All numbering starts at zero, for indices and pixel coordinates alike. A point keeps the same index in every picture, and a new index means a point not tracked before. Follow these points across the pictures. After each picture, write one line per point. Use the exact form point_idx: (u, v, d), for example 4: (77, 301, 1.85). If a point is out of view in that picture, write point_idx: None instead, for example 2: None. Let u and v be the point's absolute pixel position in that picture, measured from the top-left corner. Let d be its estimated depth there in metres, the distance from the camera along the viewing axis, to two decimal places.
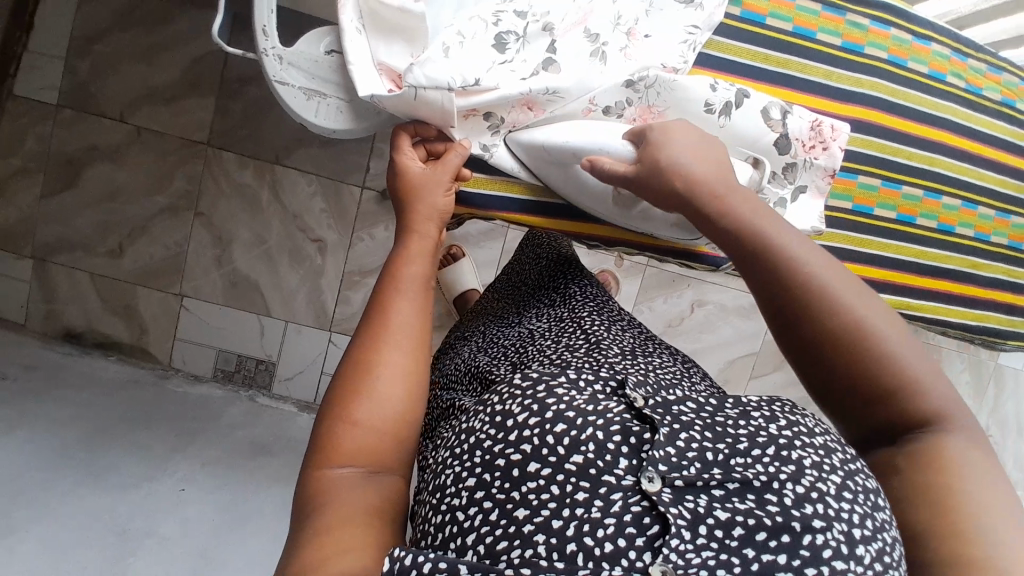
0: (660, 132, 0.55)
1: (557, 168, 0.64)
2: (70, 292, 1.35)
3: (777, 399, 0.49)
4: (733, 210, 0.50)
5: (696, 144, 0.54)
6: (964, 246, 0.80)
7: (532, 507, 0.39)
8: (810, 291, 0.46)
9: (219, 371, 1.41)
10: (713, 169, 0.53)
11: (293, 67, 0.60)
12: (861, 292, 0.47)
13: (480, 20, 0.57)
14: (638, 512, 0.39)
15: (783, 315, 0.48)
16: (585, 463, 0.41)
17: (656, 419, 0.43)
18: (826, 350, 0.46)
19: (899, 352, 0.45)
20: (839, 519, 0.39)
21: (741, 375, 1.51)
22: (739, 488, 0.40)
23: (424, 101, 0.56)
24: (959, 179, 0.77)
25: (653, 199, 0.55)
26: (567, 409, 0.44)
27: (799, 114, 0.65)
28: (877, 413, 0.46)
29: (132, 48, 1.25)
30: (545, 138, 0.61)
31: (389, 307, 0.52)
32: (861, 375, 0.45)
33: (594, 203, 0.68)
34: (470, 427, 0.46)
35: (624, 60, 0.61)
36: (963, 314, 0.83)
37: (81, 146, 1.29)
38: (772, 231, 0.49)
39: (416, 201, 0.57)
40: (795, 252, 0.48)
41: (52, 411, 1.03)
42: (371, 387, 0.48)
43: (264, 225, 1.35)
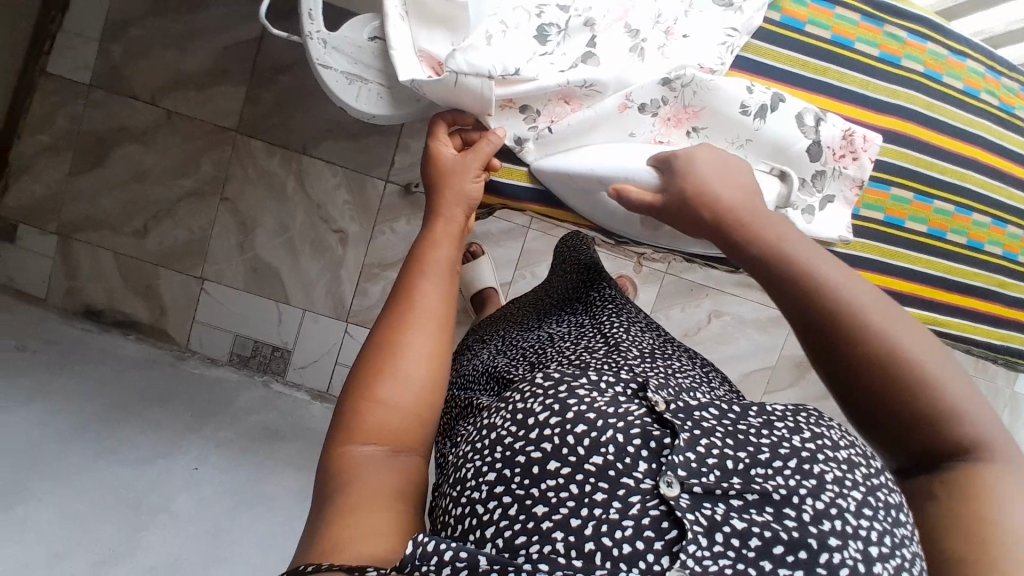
0: (682, 160, 0.56)
1: (579, 192, 0.65)
2: (93, 271, 1.37)
3: (803, 409, 0.46)
4: (756, 229, 0.49)
5: (719, 166, 0.55)
6: (992, 264, 0.79)
7: (551, 505, 0.39)
8: (842, 320, 0.44)
9: (235, 357, 1.42)
10: (737, 194, 0.52)
11: (337, 52, 0.61)
12: (884, 302, 0.45)
13: (524, 10, 0.58)
14: (657, 516, 0.38)
15: (818, 347, 0.45)
16: (604, 465, 0.40)
17: (677, 424, 0.42)
18: (847, 356, 0.44)
19: (932, 368, 0.42)
20: (856, 537, 0.37)
21: (755, 388, 1.49)
22: (758, 499, 0.39)
23: (464, 88, 0.56)
24: (989, 197, 0.76)
25: (679, 221, 0.54)
26: (588, 410, 0.43)
27: (833, 123, 0.65)
28: (915, 439, 0.42)
29: (168, 34, 1.28)
30: (559, 163, 0.63)
31: (415, 290, 0.52)
32: (902, 400, 0.42)
33: (616, 223, 0.70)
34: (492, 422, 0.46)
35: (662, 58, 0.61)
36: (988, 333, 0.81)
37: (113, 127, 1.31)
38: (794, 241, 0.48)
39: (444, 185, 0.57)
40: (823, 278, 0.45)
41: (71, 386, 1.04)
42: (396, 367, 0.48)
43: (289, 213, 1.37)
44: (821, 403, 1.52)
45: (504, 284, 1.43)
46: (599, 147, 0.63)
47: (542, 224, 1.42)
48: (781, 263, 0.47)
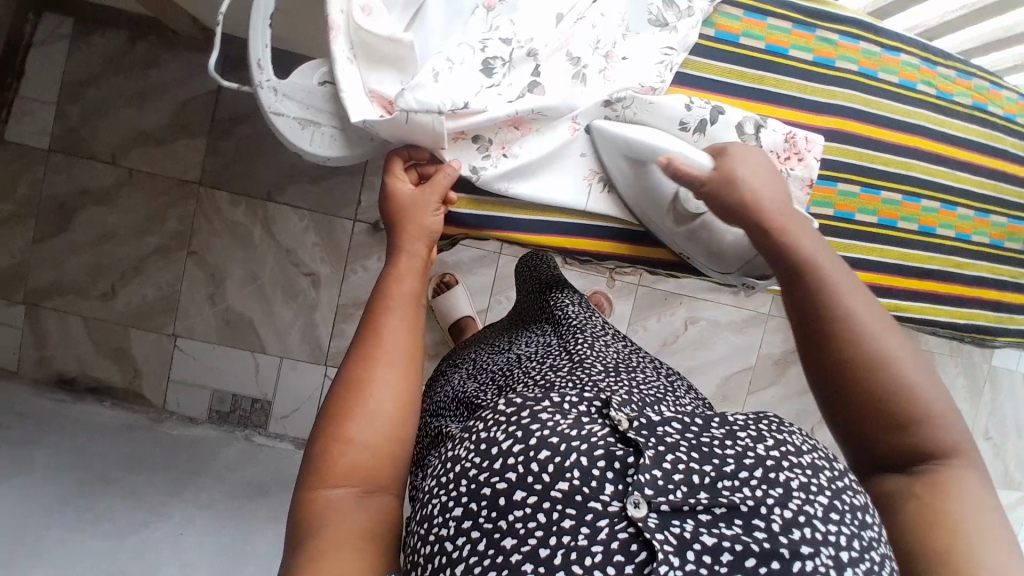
0: (738, 153, 0.60)
1: (627, 163, 0.65)
2: (62, 337, 1.34)
3: (764, 416, 0.47)
4: (788, 229, 0.55)
5: (767, 170, 0.60)
6: (947, 247, 0.81)
7: (519, 536, 0.39)
8: (837, 320, 0.48)
9: (214, 413, 1.39)
10: (776, 195, 0.58)
11: (288, 99, 0.61)
12: (883, 314, 0.49)
13: (467, 47, 0.59)
14: (625, 539, 0.38)
15: (812, 338, 0.49)
16: (570, 490, 0.40)
17: (641, 442, 0.42)
18: (833, 352, 0.48)
19: (912, 378, 0.46)
20: (826, 544, 0.38)
21: (738, 390, 1.51)
22: (726, 513, 0.39)
23: (416, 125, 0.58)
24: (938, 183, 0.79)
25: (720, 208, 0.59)
26: (550, 434, 0.43)
27: (774, 128, 0.67)
28: (890, 440, 0.45)
29: (124, 93, 1.27)
30: (625, 131, 0.63)
31: (382, 328, 0.52)
32: (874, 400, 0.46)
33: (648, 211, 0.70)
34: (456, 455, 0.46)
35: (603, 82, 0.65)
36: (948, 313, 0.83)
37: (74, 190, 1.30)
38: (813, 247, 0.53)
39: (405, 222, 0.58)
40: (835, 284, 0.50)
41: (47, 460, 1.01)
42: (365, 405, 0.48)
43: (258, 261, 1.36)
44: (804, 399, 1.54)
45: (481, 311, 1.43)
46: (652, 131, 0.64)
47: (513, 249, 1.44)
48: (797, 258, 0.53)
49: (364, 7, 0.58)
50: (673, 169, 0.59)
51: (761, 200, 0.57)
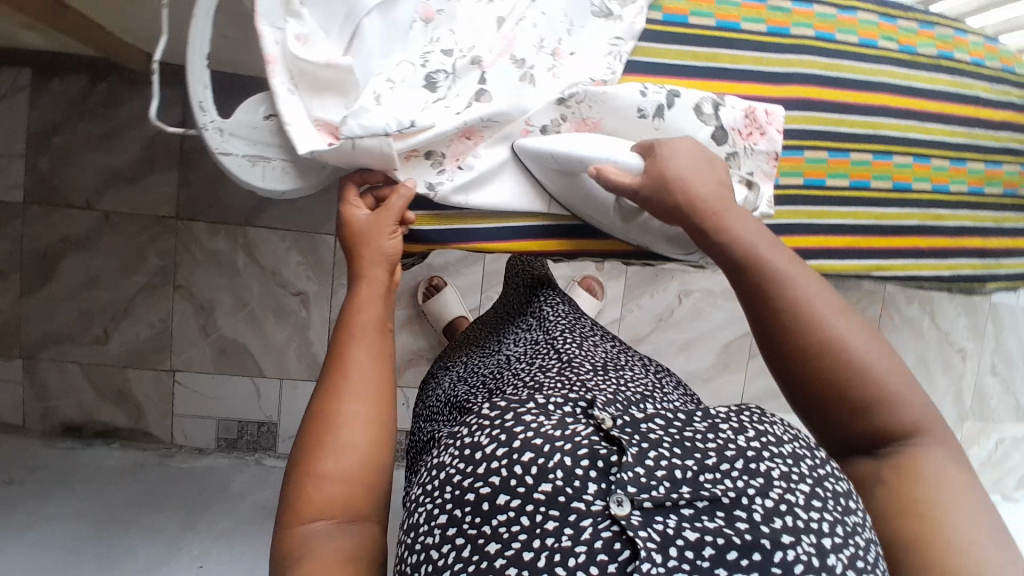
0: (666, 148, 0.58)
1: (558, 175, 0.64)
2: (63, 385, 1.34)
3: (746, 408, 0.47)
4: (727, 219, 0.54)
5: (699, 158, 0.58)
6: (923, 201, 0.79)
7: (503, 541, 0.39)
8: (784, 310, 0.48)
9: (222, 442, 1.39)
10: (712, 184, 0.56)
11: (235, 137, 0.60)
12: (833, 298, 0.49)
13: (407, 64, 0.58)
14: (609, 538, 0.37)
15: (765, 331, 0.50)
16: (553, 492, 0.39)
17: (624, 440, 0.41)
18: (785, 345, 0.48)
19: (865, 361, 0.46)
20: (807, 531, 0.38)
21: (739, 356, 1.51)
22: (708, 506, 0.38)
23: (363, 150, 0.57)
24: (906, 138, 0.77)
25: (660, 210, 0.58)
26: (534, 436, 0.42)
27: (732, 105, 0.66)
28: (861, 424, 0.47)
29: (90, 136, 1.26)
30: (551, 145, 0.61)
31: (346, 355, 0.53)
32: (829, 388, 0.46)
33: (593, 214, 0.68)
34: (442, 461, 0.46)
35: (553, 79, 0.63)
36: (934, 267, 0.82)
37: (54, 239, 1.30)
38: (756, 239, 0.52)
39: (364, 249, 0.58)
40: (780, 274, 0.50)
41: (60, 527, 1.04)
42: (334, 437, 0.49)
43: (245, 287, 1.36)
44: None
45: (473, 309, 1.43)
46: (575, 139, 0.63)
47: None
48: (740, 252, 0.52)
49: (300, 35, 0.56)
50: (605, 180, 0.59)
51: (698, 199, 0.55)
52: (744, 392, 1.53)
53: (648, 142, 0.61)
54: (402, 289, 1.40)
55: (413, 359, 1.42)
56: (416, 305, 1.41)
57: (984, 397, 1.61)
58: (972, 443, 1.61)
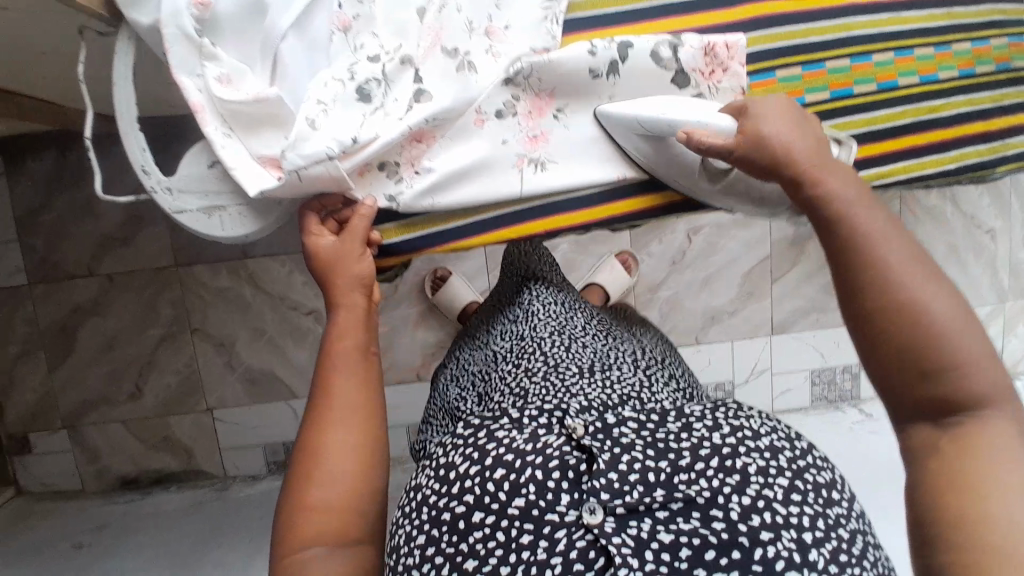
0: (760, 107, 0.54)
1: (645, 140, 0.61)
2: (112, 445, 1.39)
3: (725, 403, 0.52)
4: (822, 178, 0.49)
5: (796, 120, 0.53)
6: (914, 96, 0.72)
7: (482, 557, 0.44)
8: (863, 264, 0.45)
9: (272, 465, 1.42)
10: (810, 144, 0.51)
11: (185, 193, 0.59)
12: (921, 258, 0.45)
13: (336, 80, 0.55)
14: (583, 547, 0.42)
15: (846, 284, 0.46)
16: (526, 506, 0.44)
17: (595, 450, 0.46)
18: (867, 300, 0.45)
19: (953, 330, 0.43)
20: (787, 527, 0.43)
21: (761, 283, 1.47)
22: (683, 506, 0.44)
23: (311, 179, 0.54)
24: (885, 32, 0.70)
25: (755, 172, 0.53)
26: (506, 452, 0.47)
27: (691, 43, 0.61)
28: (918, 390, 0.43)
29: (72, 206, 1.27)
30: (636, 110, 0.59)
31: (331, 387, 0.53)
32: (911, 348, 0.43)
33: (676, 179, 0.62)
34: (419, 483, 0.52)
35: (493, 61, 0.59)
36: (934, 163, 0.72)
37: (67, 311, 1.32)
38: (854, 198, 0.48)
39: (336, 277, 0.57)
40: (871, 233, 0.46)
41: None
42: (320, 469, 0.50)
43: (257, 317, 1.37)
44: None
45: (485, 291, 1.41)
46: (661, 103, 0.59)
47: None
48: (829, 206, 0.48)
49: (222, 77, 0.54)
50: (696, 143, 0.54)
51: (793, 154, 0.50)
52: (774, 316, 1.49)
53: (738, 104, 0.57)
54: (409, 286, 1.39)
55: (437, 352, 1.42)
56: (426, 299, 1.40)
57: None
58: (1015, 322, 1.56)
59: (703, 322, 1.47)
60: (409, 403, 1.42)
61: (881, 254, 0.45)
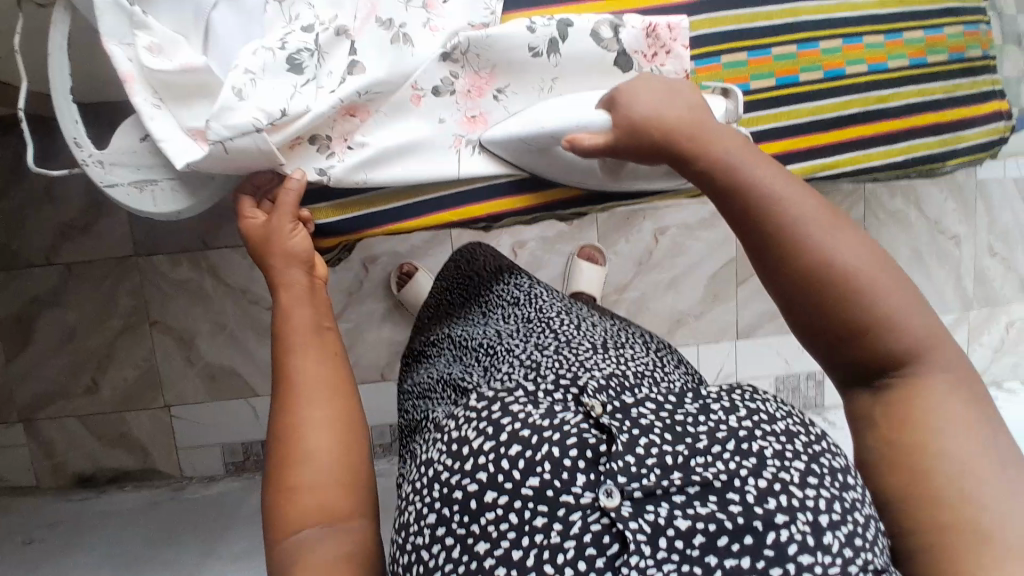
0: (627, 94, 0.55)
1: (535, 153, 0.60)
2: (67, 440, 1.36)
3: (738, 386, 0.51)
4: (710, 141, 0.50)
5: (664, 93, 0.54)
6: (863, 85, 0.72)
7: (493, 539, 0.43)
8: (772, 230, 0.47)
9: (231, 465, 1.40)
10: (685, 112, 0.53)
11: (116, 166, 0.57)
12: (823, 214, 0.47)
13: (265, 49, 0.53)
14: (598, 531, 0.41)
15: (763, 253, 0.48)
16: (541, 486, 0.43)
17: (614, 429, 0.45)
18: (795, 267, 0.46)
19: (871, 283, 0.45)
20: (802, 510, 0.42)
21: (728, 284, 1.48)
22: (701, 490, 0.42)
23: (238, 151, 0.53)
24: (833, 19, 0.70)
25: (641, 155, 0.54)
26: (522, 428, 0.46)
27: (632, 24, 0.61)
28: (848, 345, 0.47)
29: (30, 194, 1.24)
30: (518, 129, 0.59)
31: (291, 366, 0.51)
32: (838, 313, 0.46)
33: (576, 178, 0.63)
34: (431, 457, 0.49)
35: (432, 34, 0.58)
36: (887, 153, 0.73)
37: (23, 302, 1.29)
38: (742, 158, 0.49)
39: (271, 256, 0.56)
40: (782, 197, 0.47)
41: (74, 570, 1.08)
42: (302, 445, 0.48)
43: (219, 311, 1.35)
44: None
45: None
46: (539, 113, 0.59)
47: None
48: (723, 172, 0.49)
49: (151, 45, 0.53)
50: (580, 148, 0.55)
51: (673, 125, 0.52)
52: (741, 318, 1.49)
53: (607, 96, 0.57)
54: (374, 282, 1.38)
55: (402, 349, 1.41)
56: (391, 296, 1.39)
57: (985, 278, 1.57)
58: (979, 328, 1.58)
59: (670, 323, 1.47)
60: (372, 402, 1.40)
61: (793, 212, 0.46)
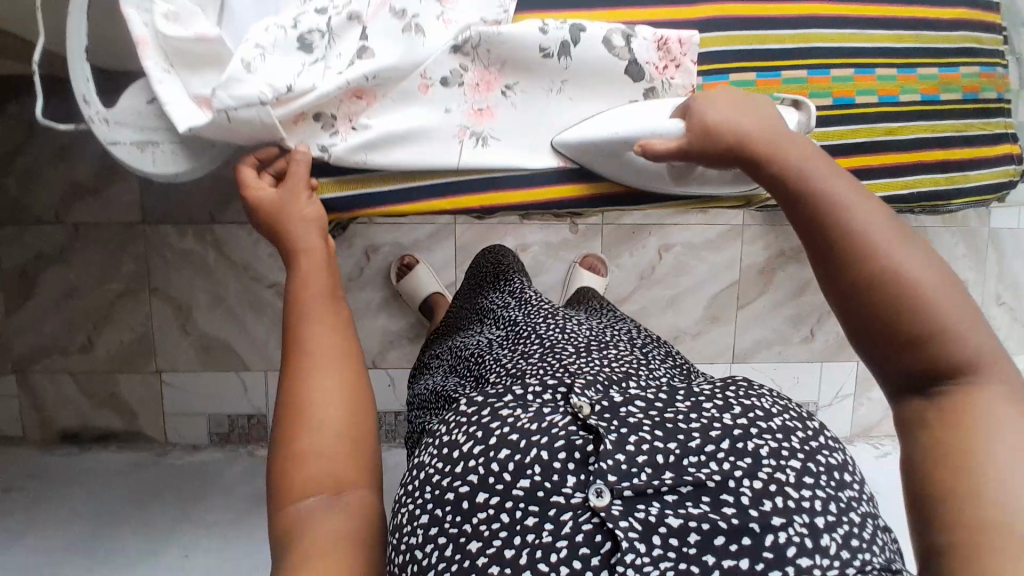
0: (702, 99, 0.54)
1: (607, 157, 0.61)
2: (57, 396, 1.37)
3: (732, 381, 0.52)
4: (780, 149, 0.48)
5: (740, 101, 0.53)
6: (872, 115, 0.72)
7: (484, 539, 0.42)
8: (827, 229, 0.42)
9: (214, 437, 1.40)
10: (761, 120, 0.51)
11: (121, 125, 0.59)
12: (893, 225, 0.42)
13: (277, 27, 0.54)
14: (590, 530, 0.41)
15: (817, 252, 0.43)
16: (531, 487, 0.43)
17: (602, 429, 0.45)
18: (835, 267, 0.42)
19: (932, 289, 0.39)
20: (800, 511, 0.42)
21: (727, 308, 1.47)
22: (693, 490, 0.43)
23: (241, 122, 0.54)
24: (845, 48, 0.70)
25: (712, 161, 0.53)
26: (510, 432, 0.46)
27: (643, 35, 0.62)
28: (900, 356, 0.40)
29: (46, 151, 1.26)
30: (590, 134, 0.60)
31: (301, 331, 0.52)
32: (887, 316, 0.39)
33: (646, 181, 0.64)
34: (423, 461, 0.50)
35: (444, 27, 0.59)
36: (887, 186, 0.73)
37: (29, 256, 1.31)
38: (811, 165, 0.46)
39: (283, 226, 0.56)
40: (837, 198, 0.43)
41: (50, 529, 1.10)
42: (308, 416, 0.48)
43: (219, 284, 1.36)
44: (799, 301, 1.48)
45: (450, 284, 1.40)
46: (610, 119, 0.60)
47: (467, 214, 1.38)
48: (790, 176, 0.46)
49: (167, 13, 0.54)
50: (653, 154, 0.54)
51: (744, 132, 0.50)
52: (736, 343, 1.49)
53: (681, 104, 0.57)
54: (375, 270, 1.38)
55: (396, 340, 1.41)
56: (390, 285, 1.39)
57: None
58: None
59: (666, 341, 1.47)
60: None
61: (848, 209, 0.42)
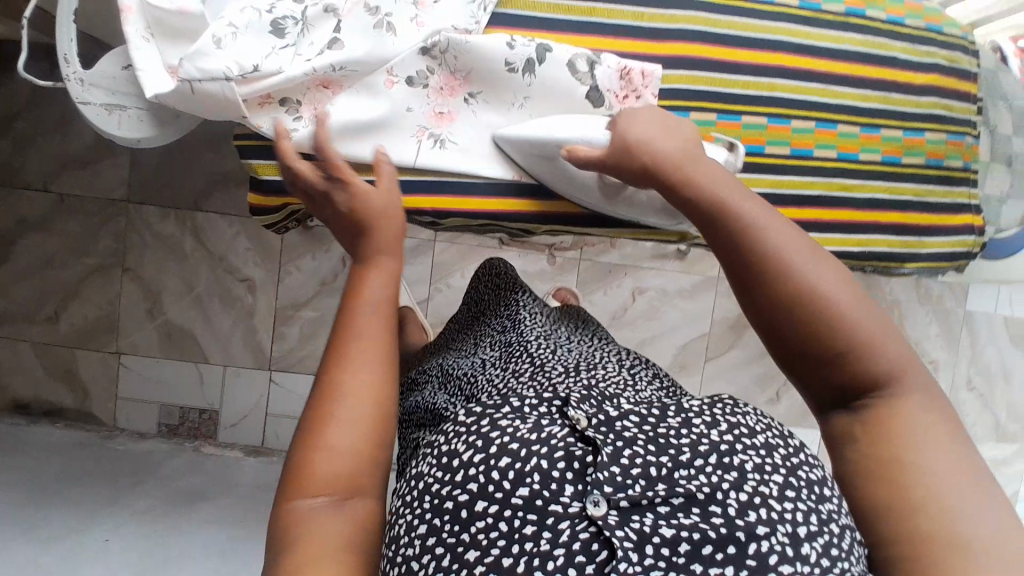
0: (626, 118, 0.58)
1: (542, 161, 0.63)
2: (14, 364, 1.36)
3: (719, 398, 0.46)
4: (695, 176, 0.52)
5: (659, 122, 0.57)
6: (829, 169, 0.74)
7: (483, 548, 0.37)
8: (757, 255, 0.48)
9: (163, 427, 1.39)
10: (677, 143, 0.55)
11: (95, 87, 0.60)
12: (805, 244, 0.48)
13: (252, 9, 0.55)
14: (586, 539, 0.36)
15: (744, 282, 0.48)
16: (531, 495, 0.38)
17: (600, 439, 0.40)
18: (762, 293, 0.47)
19: (848, 308, 0.45)
20: (782, 521, 0.38)
21: (695, 359, 1.47)
22: (684, 501, 0.38)
23: (204, 95, 0.55)
24: (807, 101, 0.73)
25: (635, 180, 0.57)
26: (510, 440, 0.40)
27: (607, 63, 0.64)
28: (826, 372, 0.46)
29: (43, 119, 1.28)
30: (528, 133, 0.61)
31: (352, 319, 0.49)
32: (812, 336, 0.46)
33: (577, 194, 0.66)
34: (420, 470, 0.43)
35: (417, 28, 0.60)
36: (840, 242, 0.75)
37: (9, 221, 1.31)
38: (724, 192, 0.51)
39: (378, 224, 0.55)
40: (753, 223, 0.48)
41: None
42: (334, 407, 0.45)
43: (192, 272, 1.36)
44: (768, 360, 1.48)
45: (422, 301, 1.40)
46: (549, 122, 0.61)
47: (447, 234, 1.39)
48: (707, 202, 0.51)
49: None
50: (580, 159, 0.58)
51: (665, 157, 0.54)
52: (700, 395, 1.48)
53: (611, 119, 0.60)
54: None
55: None
56: None
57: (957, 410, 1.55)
58: None
59: None
60: None
61: (766, 235, 0.48)
